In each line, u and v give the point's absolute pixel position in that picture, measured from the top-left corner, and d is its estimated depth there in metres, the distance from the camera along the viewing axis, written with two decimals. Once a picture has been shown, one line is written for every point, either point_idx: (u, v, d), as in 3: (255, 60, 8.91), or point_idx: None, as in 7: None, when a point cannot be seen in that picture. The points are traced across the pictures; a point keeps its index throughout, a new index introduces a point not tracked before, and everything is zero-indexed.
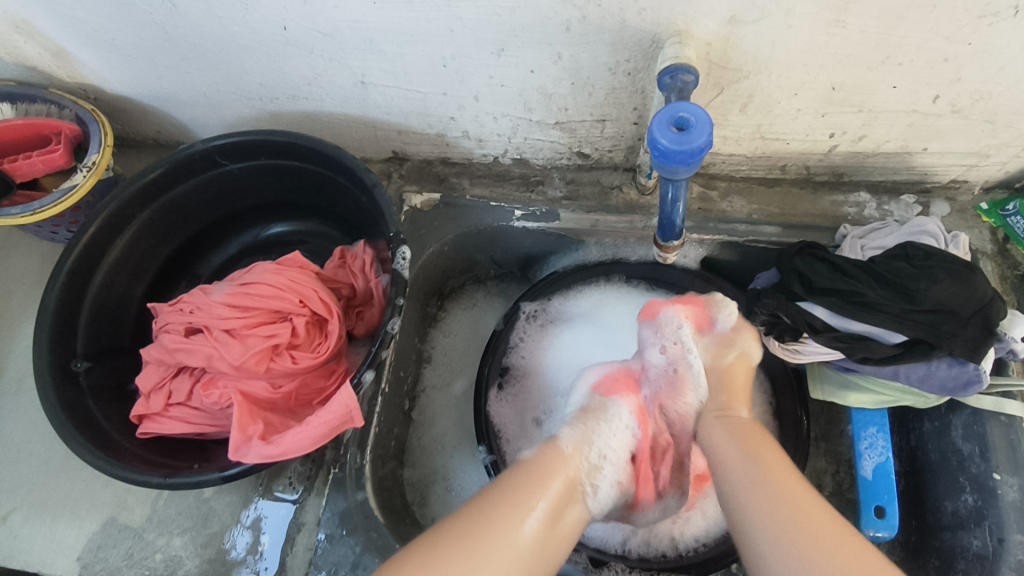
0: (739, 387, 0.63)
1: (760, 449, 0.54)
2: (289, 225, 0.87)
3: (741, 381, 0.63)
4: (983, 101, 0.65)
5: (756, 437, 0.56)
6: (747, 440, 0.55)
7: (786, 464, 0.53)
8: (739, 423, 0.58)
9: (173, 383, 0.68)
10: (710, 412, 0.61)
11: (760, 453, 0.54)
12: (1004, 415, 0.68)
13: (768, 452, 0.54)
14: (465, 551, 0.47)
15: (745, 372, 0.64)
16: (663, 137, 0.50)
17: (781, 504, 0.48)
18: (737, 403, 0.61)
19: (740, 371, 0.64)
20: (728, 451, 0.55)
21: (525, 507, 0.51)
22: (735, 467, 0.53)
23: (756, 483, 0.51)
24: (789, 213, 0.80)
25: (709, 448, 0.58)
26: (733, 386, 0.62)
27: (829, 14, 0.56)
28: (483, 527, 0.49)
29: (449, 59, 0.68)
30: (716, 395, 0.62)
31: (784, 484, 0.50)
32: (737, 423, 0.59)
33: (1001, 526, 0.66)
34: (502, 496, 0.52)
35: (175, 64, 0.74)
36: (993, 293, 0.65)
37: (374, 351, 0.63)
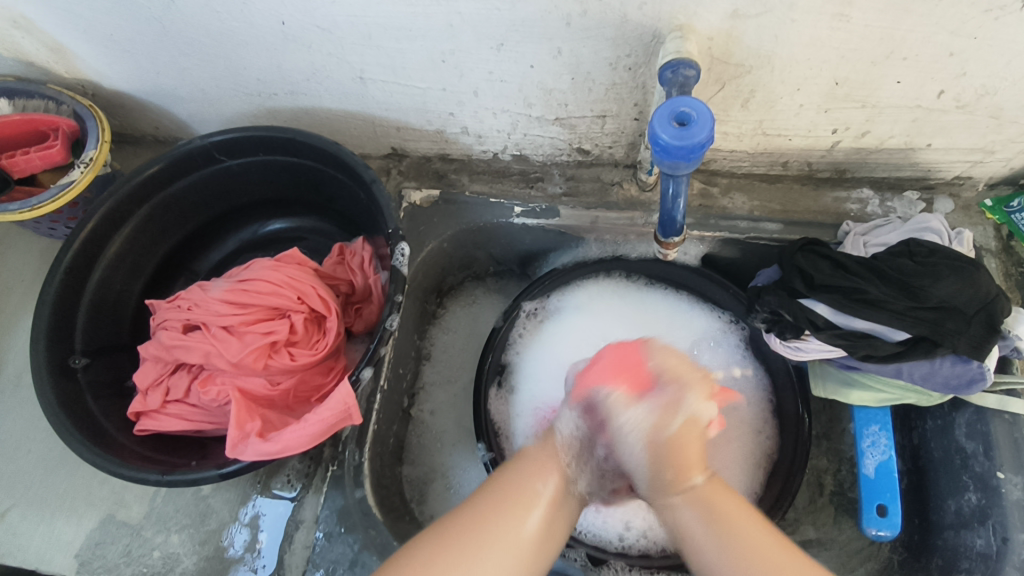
0: (693, 454, 0.55)
1: (730, 515, 0.51)
2: (286, 222, 0.86)
3: (693, 449, 0.55)
4: (988, 96, 0.64)
5: (726, 501, 0.53)
6: (714, 508, 0.52)
7: (759, 531, 0.50)
8: (714, 498, 0.53)
9: (171, 380, 0.68)
10: (673, 489, 0.54)
11: (732, 527, 0.50)
12: (1008, 414, 0.67)
13: (732, 507, 0.52)
14: (470, 542, 0.48)
15: (696, 435, 0.56)
16: (664, 132, 0.49)
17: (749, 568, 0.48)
18: (691, 471, 0.55)
19: (692, 438, 0.56)
20: (696, 528, 0.52)
21: (524, 506, 0.52)
22: (710, 538, 0.51)
23: (722, 552, 0.49)
24: (790, 209, 0.80)
25: (677, 524, 0.54)
26: (686, 458, 0.55)
27: (832, 7, 0.55)
28: (486, 521, 0.50)
29: (448, 54, 0.67)
30: (664, 475, 0.55)
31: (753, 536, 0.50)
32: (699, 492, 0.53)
33: (1005, 525, 0.65)
34: (507, 484, 0.54)
35: (173, 60, 0.74)
36: (997, 290, 0.64)
37: (372, 348, 0.63)
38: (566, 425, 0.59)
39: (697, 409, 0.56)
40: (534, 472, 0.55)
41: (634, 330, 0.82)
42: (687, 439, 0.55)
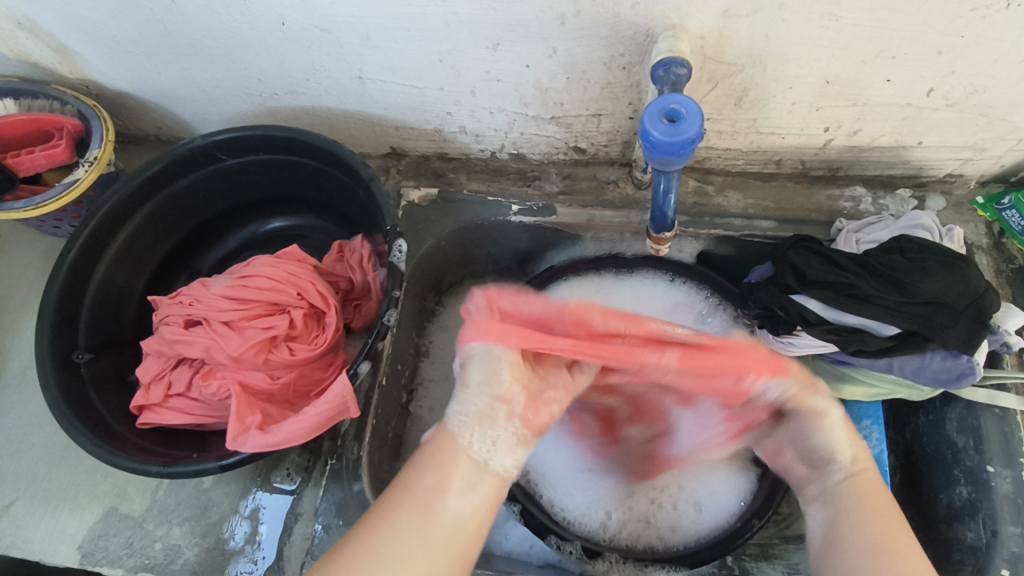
0: (857, 438, 0.58)
1: (880, 508, 0.53)
2: (287, 220, 0.87)
3: (856, 440, 0.58)
4: (977, 94, 0.65)
5: (880, 495, 0.55)
6: (864, 493, 0.55)
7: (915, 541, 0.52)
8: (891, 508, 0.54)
9: (172, 374, 0.69)
10: (838, 468, 0.57)
11: (901, 538, 0.51)
12: (998, 408, 0.68)
13: (896, 518, 0.53)
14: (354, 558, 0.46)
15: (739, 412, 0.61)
16: (654, 129, 0.50)
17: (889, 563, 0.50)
18: (859, 452, 0.58)
19: (847, 425, 0.59)
20: (864, 528, 0.52)
21: (406, 501, 0.49)
22: (864, 550, 0.51)
23: (873, 554, 0.50)
24: (784, 207, 0.81)
25: (834, 526, 0.54)
26: (852, 439, 0.58)
27: (821, 7, 0.56)
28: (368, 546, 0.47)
29: (446, 54, 0.68)
30: (843, 461, 0.57)
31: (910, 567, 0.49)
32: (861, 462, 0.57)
33: (994, 517, 0.66)
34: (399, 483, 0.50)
35: (175, 60, 0.75)
36: (986, 285, 0.65)
37: (371, 342, 0.64)
38: (459, 412, 0.52)
39: (823, 410, 0.59)
40: (426, 459, 0.51)
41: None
42: (841, 431, 0.58)
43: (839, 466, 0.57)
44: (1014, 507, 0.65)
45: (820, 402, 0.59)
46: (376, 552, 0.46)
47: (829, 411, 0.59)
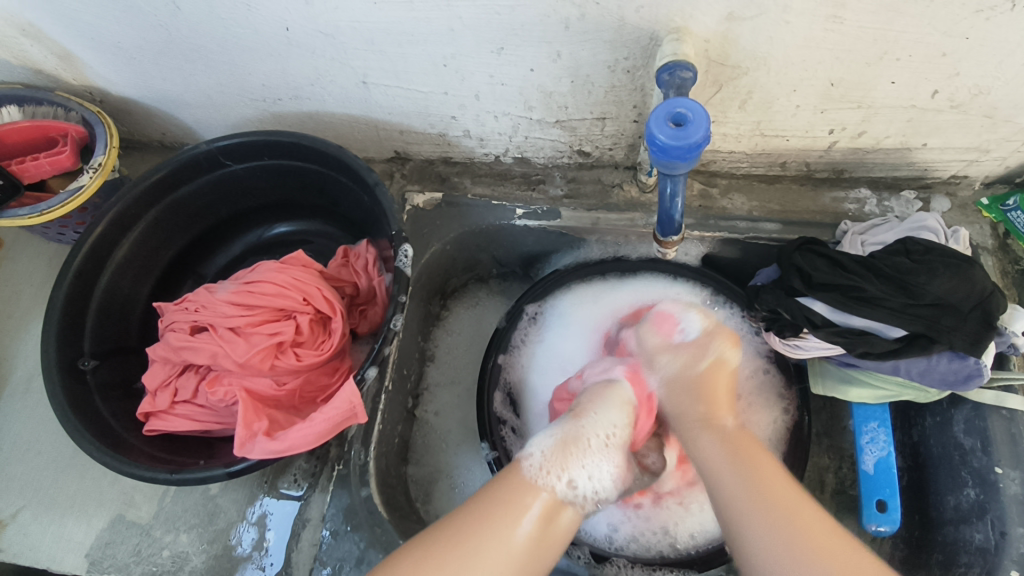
0: (722, 394, 0.63)
1: (755, 459, 0.55)
2: (292, 226, 0.87)
3: (722, 381, 0.64)
4: (982, 95, 0.65)
5: (752, 446, 0.57)
6: (738, 448, 0.57)
7: (779, 470, 0.55)
8: (766, 473, 0.54)
9: (179, 381, 0.69)
10: (701, 422, 0.61)
11: (754, 461, 0.55)
12: (1005, 410, 0.68)
13: (781, 483, 0.53)
14: (452, 553, 0.50)
15: (723, 377, 0.65)
16: (661, 132, 0.50)
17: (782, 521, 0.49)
18: (720, 411, 0.62)
19: (722, 375, 0.65)
20: (727, 479, 0.54)
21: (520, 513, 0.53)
22: (740, 498, 0.52)
23: (751, 496, 0.52)
24: (789, 210, 0.81)
25: (709, 478, 0.56)
26: (716, 399, 0.63)
27: (826, 9, 0.56)
28: (466, 543, 0.50)
29: (450, 58, 0.68)
30: (700, 407, 0.62)
31: (775, 490, 0.52)
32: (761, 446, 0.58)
33: (1003, 520, 0.66)
34: (496, 493, 0.55)
35: (180, 66, 0.75)
36: (992, 287, 0.65)
37: (377, 348, 0.64)
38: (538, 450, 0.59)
39: (722, 358, 0.66)
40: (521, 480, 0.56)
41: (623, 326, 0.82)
42: (712, 375, 0.64)
43: (697, 421, 0.61)
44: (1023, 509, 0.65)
45: (712, 354, 0.66)
46: (467, 549, 0.50)
47: (698, 367, 0.65)
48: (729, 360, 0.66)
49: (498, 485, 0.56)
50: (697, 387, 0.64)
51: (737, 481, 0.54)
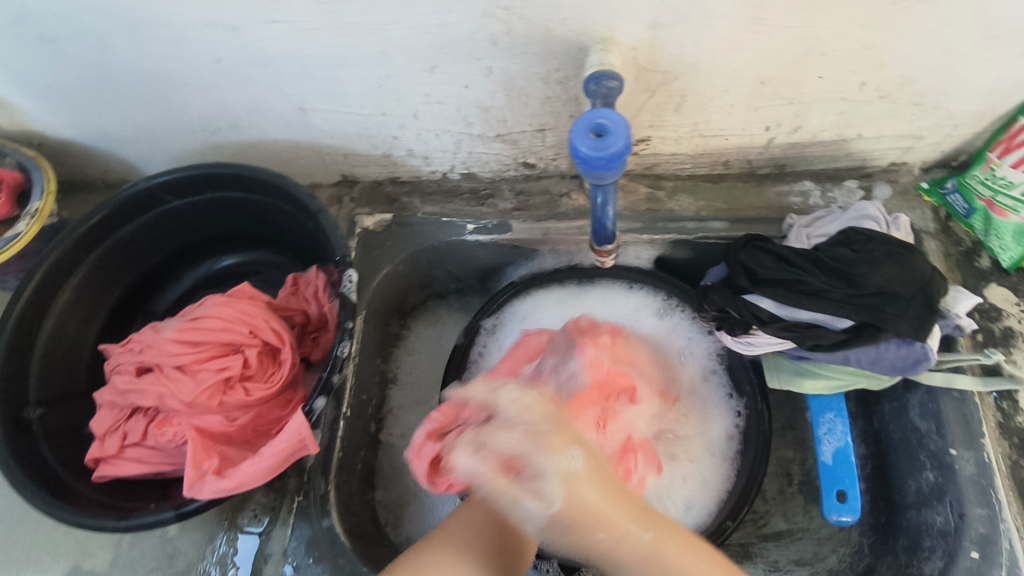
0: (606, 505, 0.54)
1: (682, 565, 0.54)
2: (238, 257, 0.87)
3: (601, 500, 0.54)
4: (908, 84, 0.66)
5: (671, 550, 0.54)
6: (660, 561, 0.54)
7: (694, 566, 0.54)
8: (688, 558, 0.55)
9: (127, 424, 0.67)
10: (605, 535, 0.54)
11: (670, 564, 0.54)
12: (956, 391, 0.69)
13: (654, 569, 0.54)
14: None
15: (578, 486, 0.53)
16: (582, 144, 0.50)
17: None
18: (607, 527, 0.54)
19: (598, 496, 0.53)
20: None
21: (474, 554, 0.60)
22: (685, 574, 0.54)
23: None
24: (735, 207, 0.81)
25: (619, 572, 0.55)
26: (608, 512, 0.54)
27: (746, 11, 0.57)
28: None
29: (384, 79, 0.68)
30: (592, 530, 0.53)
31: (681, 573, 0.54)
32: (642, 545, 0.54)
33: (961, 500, 0.65)
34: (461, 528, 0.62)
35: (114, 104, 0.75)
36: (933, 272, 0.66)
37: (325, 376, 0.64)
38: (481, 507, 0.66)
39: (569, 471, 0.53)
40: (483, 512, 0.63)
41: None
42: (590, 495, 0.53)
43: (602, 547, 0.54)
44: (979, 489, 0.65)
45: (634, 495, 0.57)
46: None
47: (582, 490, 0.53)
48: (574, 465, 0.53)
49: (462, 516, 0.63)
50: (580, 517, 0.53)
51: None
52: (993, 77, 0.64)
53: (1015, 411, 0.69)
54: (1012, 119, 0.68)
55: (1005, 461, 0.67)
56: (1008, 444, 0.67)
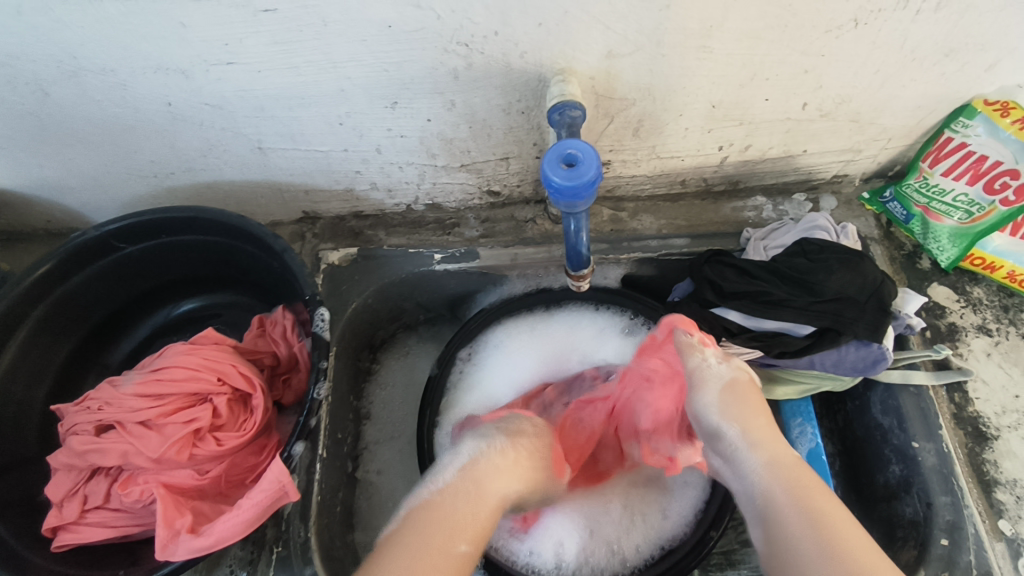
0: (759, 403, 0.57)
1: (811, 490, 0.49)
2: (198, 301, 0.85)
3: (756, 399, 0.57)
4: (845, 103, 0.70)
5: (808, 477, 0.50)
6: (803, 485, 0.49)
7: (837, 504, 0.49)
8: (781, 455, 0.53)
9: (88, 487, 0.63)
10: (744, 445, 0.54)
11: (827, 511, 0.47)
12: (913, 386, 0.73)
13: (829, 500, 0.48)
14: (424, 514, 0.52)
15: (749, 388, 0.58)
16: (555, 174, 0.51)
17: (834, 550, 0.44)
18: (765, 427, 0.55)
19: (749, 390, 0.58)
20: (788, 508, 0.48)
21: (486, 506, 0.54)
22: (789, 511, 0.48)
23: (819, 538, 0.45)
24: (695, 224, 0.84)
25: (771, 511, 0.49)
26: (757, 405, 0.57)
27: (695, 41, 0.60)
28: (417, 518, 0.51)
29: (345, 116, 0.68)
30: (747, 427, 0.55)
31: (846, 535, 0.45)
32: (778, 454, 0.53)
33: (927, 490, 0.68)
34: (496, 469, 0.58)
35: (56, 151, 0.71)
36: (882, 276, 0.70)
37: (302, 421, 0.62)
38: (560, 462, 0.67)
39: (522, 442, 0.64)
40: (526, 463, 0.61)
41: (551, 355, 0.85)
42: (744, 387, 0.58)
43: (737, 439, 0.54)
44: (943, 478, 0.68)
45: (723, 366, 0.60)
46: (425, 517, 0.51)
47: (727, 381, 0.58)
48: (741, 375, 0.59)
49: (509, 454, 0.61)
50: (743, 399, 0.57)
51: (808, 540, 0.46)
52: (920, 94, 0.69)
53: (966, 402, 0.73)
54: (938, 131, 0.74)
55: (961, 449, 0.70)
56: (962, 433, 0.71)
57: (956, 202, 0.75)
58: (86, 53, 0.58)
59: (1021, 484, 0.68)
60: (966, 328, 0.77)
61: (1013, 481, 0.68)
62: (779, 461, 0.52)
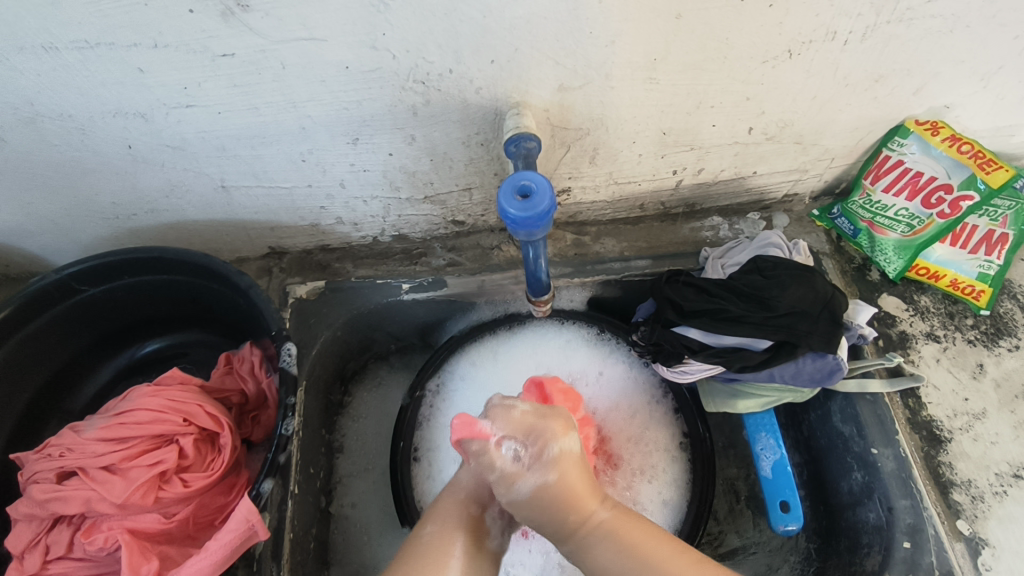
0: (583, 483, 0.60)
1: (646, 546, 0.57)
2: (163, 340, 0.84)
3: (581, 479, 0.60)
4: (788, 127, 0.74)
5: (631, 528, 0.59)
6: (625, 541, 0.57)
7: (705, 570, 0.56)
8: (599, 523, 0.59)
9: (50, 537, 0.61)
10: (578, 524, 0.59)
11: (645, 561, 0.56)
12: (869, 394, 0.75)
13: (653, 544, 0.57)
14: None
15: (575, 463, 0.60)
16: (510, 207, 0.53)
17: None
18: (586, 506, 0.59)
19: (571, 468, 0.60)
20: (618, 563, 0.57)
21: None
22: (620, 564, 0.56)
23: None
24: (655, 245, 0.87)
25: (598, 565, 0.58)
26: (578, 491, 0.59)
27: (641, 73, 0.63)
28: None
29: (307, 153, 0.69)
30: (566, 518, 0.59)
31: None
32: (600, 521, 0.59)
33: (888, 495, 0.71)
34: None
35: (14, 196, 0.71)
36: (832, 289, 0.73)
37: (271, 457, 0.61)
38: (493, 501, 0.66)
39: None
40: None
41: (517, 377, 0.85)
42: (558, 484, 0.59)
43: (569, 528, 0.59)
44: (902, 482, 0.71)
45: (570, 439, 0.61)
46: None
47: (537, 476, 0.59)
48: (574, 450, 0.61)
49: None
50: (562, 491, 0.59)
51: None
52: (856, 117, 0.73)
53: (920, 407, 0.75)
54: (876, 150, 0.78)
55: (918, 454, 0.72)
56: (919, 437, 0.73)
57: (898, 216, 0.80)
58: (43, 100, 0.59)
59: (975, 484, 0.71)
60: (916, 335, 0.80)
61: (968, 481, 0.71)
62: (602, 527, 0.59)
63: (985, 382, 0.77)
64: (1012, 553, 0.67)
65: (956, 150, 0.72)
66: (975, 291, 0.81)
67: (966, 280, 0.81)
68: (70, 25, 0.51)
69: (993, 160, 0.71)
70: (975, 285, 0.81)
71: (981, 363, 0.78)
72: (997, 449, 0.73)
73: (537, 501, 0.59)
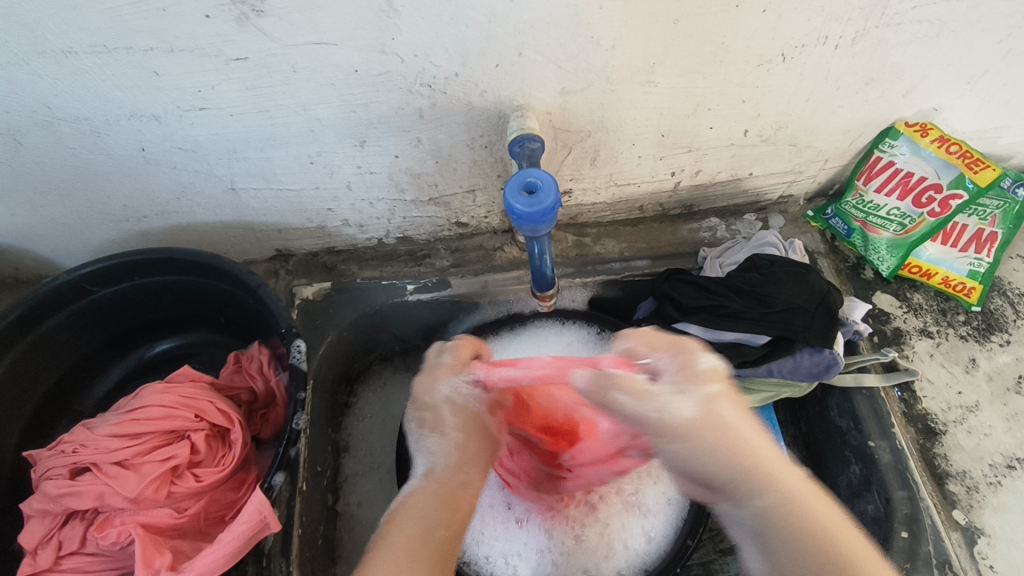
0: (747, 424, 0.52)
1: (810, 497, 0.48)
2: (173, 341, 0.86)
3: (737, 417, 0.52)
4: (783, 129, 0.76)
5: (814, 504, 0.47)
6: (802, 509, 0.46)
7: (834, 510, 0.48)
8: (789, 478, 0.49)
9: (63, 532, 0.62)
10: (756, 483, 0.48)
11: (808, 511, 0.46)
12: (865, 389, 0.77)
13: (814, 498, 0.48)
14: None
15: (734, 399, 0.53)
16: (517, 202, 0.55)
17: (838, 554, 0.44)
18: (755, 447, 0.50)
19: (718, 425, 0.51)
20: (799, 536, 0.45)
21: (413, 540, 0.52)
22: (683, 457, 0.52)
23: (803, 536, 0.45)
24: (655, 246, 0.89)
25: (763, 535, 0.47)
26: (729, 438, 0.50)
27: (641, 77, 0.65)
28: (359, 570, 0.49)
29: (316, 155, 0.71)
30: (737, 459, 0.49)
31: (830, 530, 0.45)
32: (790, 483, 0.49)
33: (886, 486, 0.72)
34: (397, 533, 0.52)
35: (28, 199, 0.73)
36: (828, 285, 0.75)
37: (282, 451, 0.62)
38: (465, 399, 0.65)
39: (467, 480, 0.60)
40: (444, 505, 0.56)
41: None
42: (727, 417, 0.51)
43: (733, 474, 0.49)
44: (899, 474, 0.72)
45: (706, 376, 0.53)
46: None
47: (696, 414, 0.51)
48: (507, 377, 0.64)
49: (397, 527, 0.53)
50: (718, 426, 0.51)
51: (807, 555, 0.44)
52: (848, 119, 0.75)
53: (915, 401, 0.77)
54: (868, 152, 0.80)
55: (914, 446, 0.74)
56: (914, 430, 0.75)
57: (890, 215, 0.82)
58: (60, 103, 0.61)
59: (970, 475, 0.73)
60: (910, 332, 0.82)
61: (963, 472, 0.73)
62: (769, 478, 0.48)
63: (978, 376, 0.79)
64: (1008, 541, 0.68)
65: (945, 151, 0.75)
66: (967, 288, 0.83)
67: (957, 278, 0.83)
68: (91, 29, 0.53)
69: (980, 160, 0.74)
70: (966, 283, 0.83)
71: (973, 357, 0.80)
72: (991, 441, 0.75)
73: (699, 438, 0.50)
